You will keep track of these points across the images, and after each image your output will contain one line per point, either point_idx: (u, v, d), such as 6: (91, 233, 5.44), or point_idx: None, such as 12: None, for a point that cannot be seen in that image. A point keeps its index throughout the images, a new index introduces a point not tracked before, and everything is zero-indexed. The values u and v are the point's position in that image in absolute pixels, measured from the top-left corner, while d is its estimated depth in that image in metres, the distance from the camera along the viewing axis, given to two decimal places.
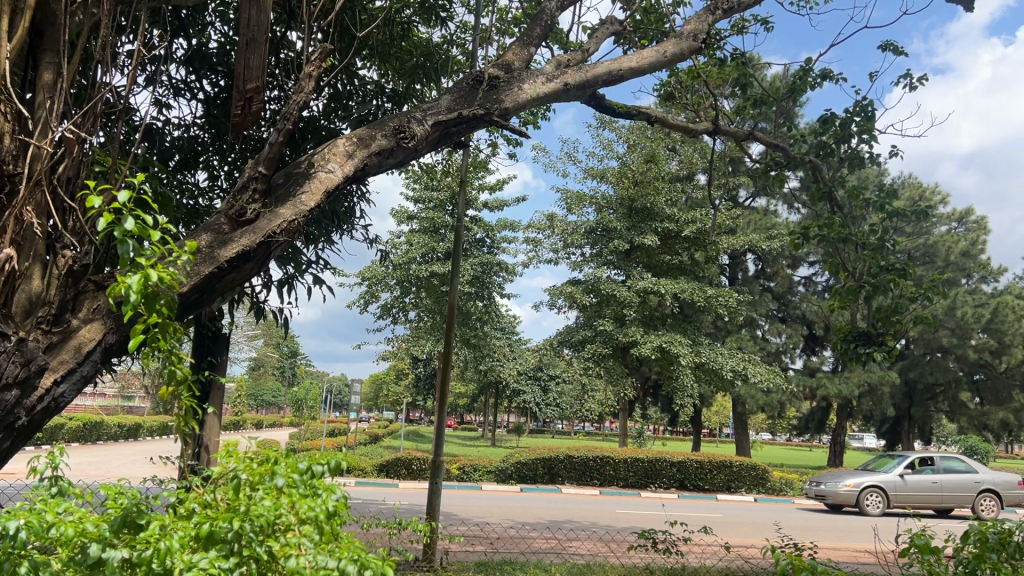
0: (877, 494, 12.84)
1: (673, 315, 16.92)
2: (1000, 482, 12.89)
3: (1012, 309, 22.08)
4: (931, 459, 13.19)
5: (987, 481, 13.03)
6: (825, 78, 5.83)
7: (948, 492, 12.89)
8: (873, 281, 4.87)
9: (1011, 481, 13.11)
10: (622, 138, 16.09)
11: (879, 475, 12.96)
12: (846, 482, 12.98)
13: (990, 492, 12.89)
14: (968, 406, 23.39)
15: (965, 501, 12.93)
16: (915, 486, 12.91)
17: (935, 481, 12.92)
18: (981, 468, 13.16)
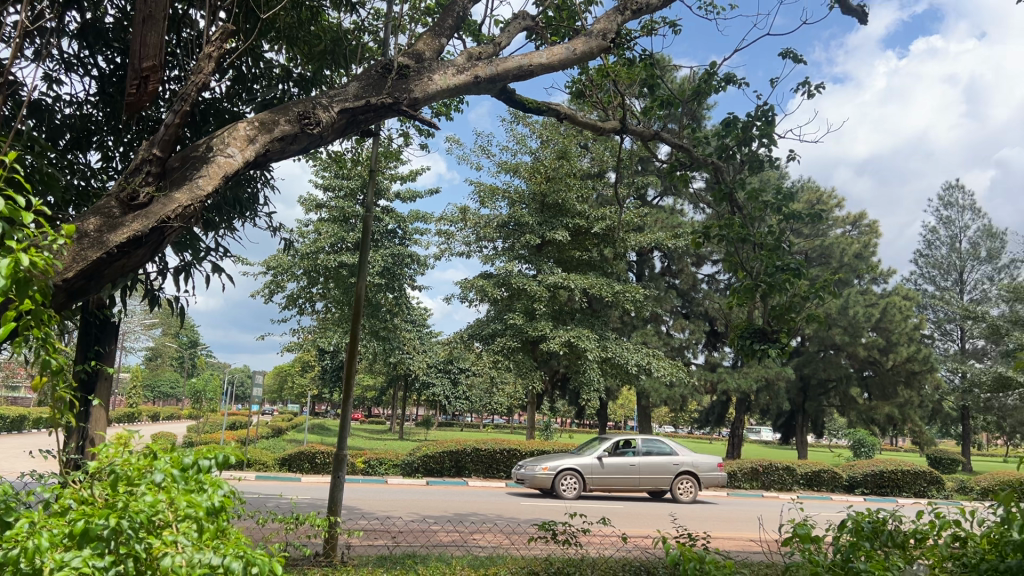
0: (573, 477, 12.21)
1: (581, 310, 17.15)
2: (698, 464, 12.79)
3: (899, 309, 23.30)
4: (634, 442, 12.87)
5: (686, 463, 12.89)
6: (729, 82, 6.01)
7: (646, 474, 12.58)
8: (768, 280, 5.05)
9: (708, 463, 13.04)
10: (535, 134, 16.20)
11: (578, 458, 12.38)
12: (544, 465, 12.24)
13: (687, 474, 12.75)
14: (857, 401, 24.57)
15: (663, 483, 12.66)
16: (611, 469, 12.39)
17: (633, 463, 12.58)
18: (681, 450, 13.01)
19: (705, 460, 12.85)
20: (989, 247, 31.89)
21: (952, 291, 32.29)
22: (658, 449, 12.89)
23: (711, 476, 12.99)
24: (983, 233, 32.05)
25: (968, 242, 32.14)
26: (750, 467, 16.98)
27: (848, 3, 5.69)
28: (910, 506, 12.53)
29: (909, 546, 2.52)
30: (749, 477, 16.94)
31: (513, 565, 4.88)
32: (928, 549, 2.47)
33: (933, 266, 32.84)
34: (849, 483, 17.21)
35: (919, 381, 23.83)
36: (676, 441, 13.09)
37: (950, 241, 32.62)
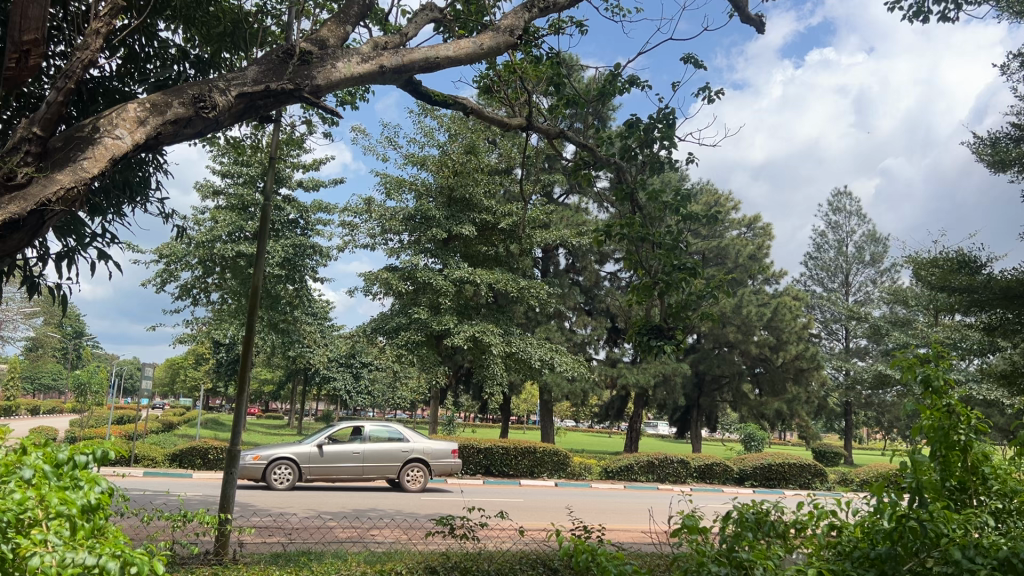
0: (287, 466, 11.53)
1: (486, 305, 17.20)
2: (426, 450, 12.25)
3: (790, 309, 24.34)
4: (362, 429, 12.33)
5: (416, 450, 12.35)
6: (632, 84, 6.12)
7: (372, 461, 12.05)
8: (666, 278, 5.19)
9: (440, 450, 12.61)
10: (443, 127, 16.13)
11: (295, 447, 11.73)
12: (256, 455, 11.47)
13: (416, 461, 12.19)
14: (749, 396, 25.53)
15: (389, 471, 12.11)
16: (331, 457, 11.80)
17: (359, 451, 12.01)
18: (413, 436, 12.43)
19: (434, 448, 12.29)
20: (873, 251, 33.66)
21: (839, 292, 33.92)
22: (389, 435, 12.38)
23: (445, 462, 12.45)
24: (867, 238, 33.80)
25: (854, 246, 33.83)
26: (646, 461, 17.42)
27: (746, 12, 5.89)
28: (793, 497, 13.14)
29: (789, 537, 2.65)
30: (644, 470, 17.38)
31: (411, 559, 4.85)
32: (807, 539, 2.60)
33: (821, 268, 34.41)
34: (739, 475, 17.87)
35: (806, 378, 25.00)
36: (410, 427, 12.51)
37: (837, 245, 34.27)
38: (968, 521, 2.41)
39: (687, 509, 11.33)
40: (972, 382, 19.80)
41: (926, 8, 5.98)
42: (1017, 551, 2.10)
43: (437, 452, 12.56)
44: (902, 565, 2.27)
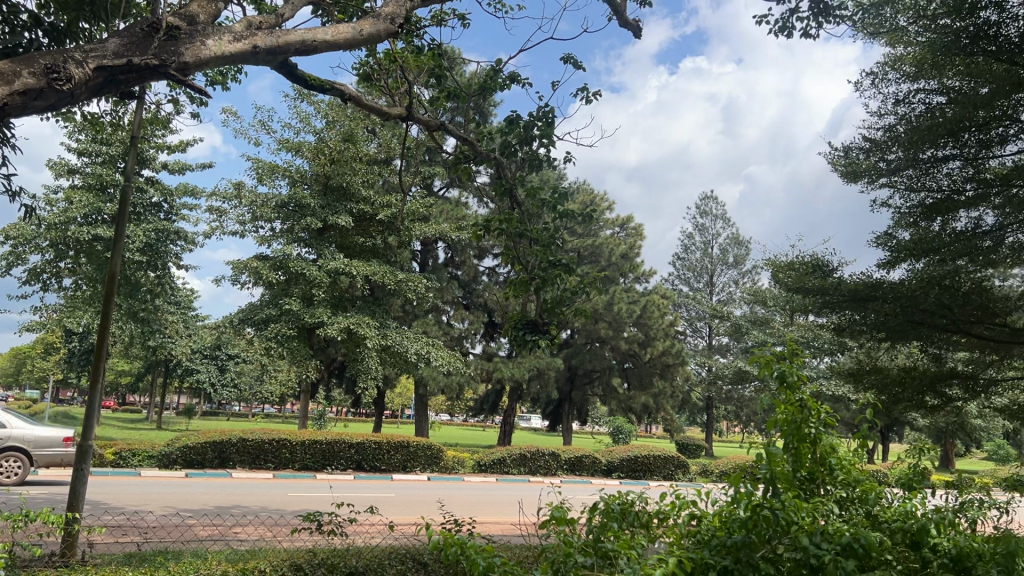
0: None
1: (362, 298, 16.92)
2: (25, 439, 10.91)
3: (658, 307, 25.21)
4: None
5: (13, 437, 11.01)
6: (513, 81, 6.16)
7: None
8: (542, 274, 5.26)
9: (48, 439, 11.34)
10: (320, 113, 15.75)
11: None
12: None
13: (11, 450, 10.86)
14: (618, 390, 26.31)
15: None
16: None
17: None
18: (12, 422, 11.17)
19: (38, 435, 11.06)
20: (736, 254, 35.36)
21: (704, 292, 35.43)
22: None
23: (49, 453, 11.16)
24: (731, 241, 35.49)
25: (719, 248, 35.46)
26: (519, 454, 17.65)
27: (625, 17, 6.03)
28: (655, 487, 13.68)
29: (652, 526, 2.72)
30: (517, 463, 17.60)
31: (276, 557, 4.69)
32: (668, 528, 2.67)
33: (688, 268, 35.82)
34: (607, 467, 18.37)
35: (671, 374, 25.87)
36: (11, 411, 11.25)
37: (703, 246, 35.79)
38: (816, 509, 2.57)
39: (554, 501, 11.55)
40: (821, 378, 21.16)
41: (791, 22, 6.30)
42: (858, 536, 2.27)
43: (42, 441, 11.31)
44: (756, 551, 2.37)
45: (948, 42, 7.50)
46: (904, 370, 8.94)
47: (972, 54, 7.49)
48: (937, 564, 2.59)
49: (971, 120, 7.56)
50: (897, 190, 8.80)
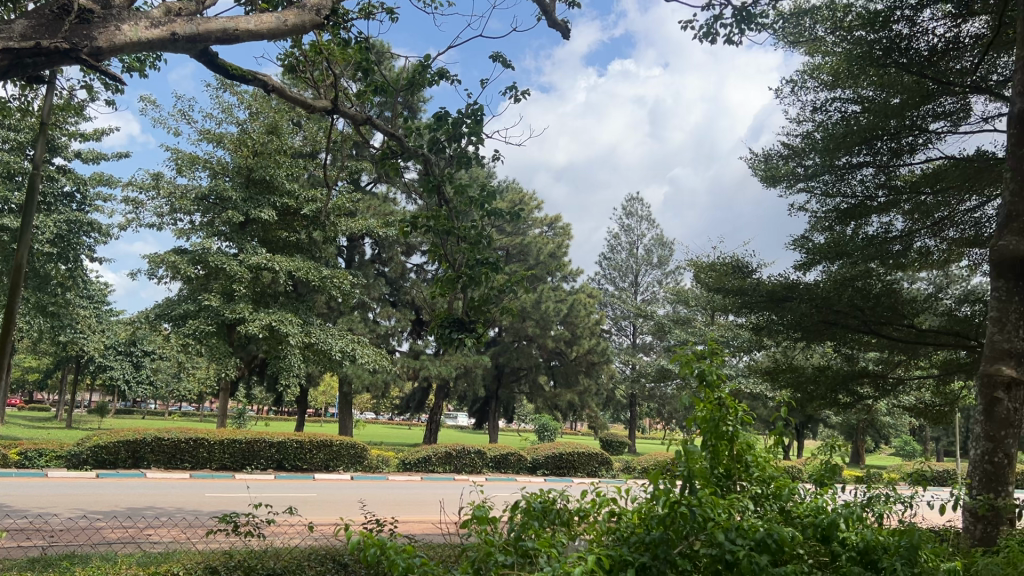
0: None
1: (285, 294, 16.59)
2: None
3: (584, 305, 25.47)
4: None
5: None
6: (441, 77, 6.12)
7: None
8: (468, 272, 5.24)
9: None
10: (243, 104, 15.37)
11: None
12: None
13: None
14: (544, 388, 26.50)
15: None
16: None
17: None
18: None
19: None
20: (660, 254, 35.98)
21: (629, 291, 35.93)
22: None
23: None
24: (656, 241, 36.14)
25: (644, 248, 36.07)
26: (444, 452, 17.60)
27: (554, 17, 6.05)
28: (577, 485, 13.81)
29: (573, 523, 2.73)
30: (441, 461, 17.55)
31: (189, 561, 4.57)
32: (589, 526, 2.68)
33: (614, 268, 36.27)
34: (532, 464, 18.44)
35: (596, 371, 26.62)
36: None
37: (629, 246, 36.35)
38: (732, 505, 2.63)
39: (477, 499, 11.55)
40: (740, 376, 21.72)
41: (715, 29, 6.43)
42: (771, 532, 2.35)
43: None
44: (673, 548, 2.39)
45: (862, 53, 7.74)
46: (818, 369, 9.24)
47: (885, 65, 7.75)
48: (845, 557, 2.70)
49: (883, 129, 7.93)
50: (814, 195, 9.07)
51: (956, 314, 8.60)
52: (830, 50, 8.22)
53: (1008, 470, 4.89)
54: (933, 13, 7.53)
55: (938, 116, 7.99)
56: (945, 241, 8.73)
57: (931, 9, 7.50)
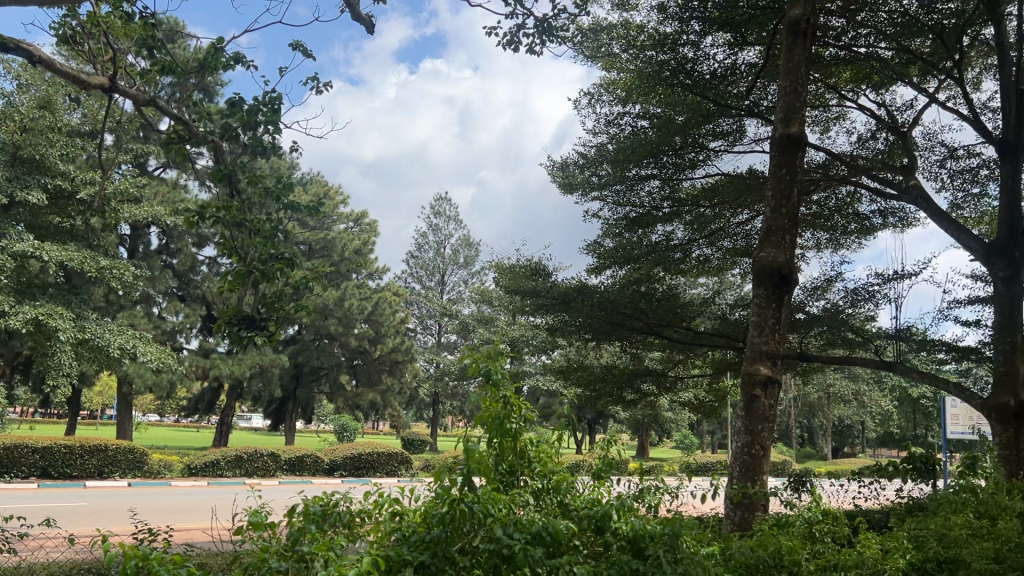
0: None
1: (56, 285, 15.15)
2: None
3: (389, 304, 25.34)
4: None
5: None
6: (237, 61, 5.84)
7: None
8: (261, 267, 5.00)
9: None
10: (9, 73, 13.88)
11: None
12: None
13: None
14: (345, 387, 26.03)
15: None
16: None
17: None
18: None
19: None
20: (466, 254, 36.48)
21: (435, 291, 36.07)
22: None
23: None
24: (462, 242, 36.59)
25: (450, 249, 36.40)
26: (234, 455, 16.84)
27: (357, 11, 5.96)
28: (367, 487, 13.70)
29: (354, 525, 2.67)
30: (231, 465, 16.80)
31: None
32: (371, 526, 2.64)
33: (420, 267, 36.28)
34: (329, 466, 17.98)
35: (400, 370, 26.64)
36: None
37: (436, 246, 36.54)
38: (513, 500, 2.71)
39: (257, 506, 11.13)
40: (538, 374, 22.44)
41: (518, 38, 6.61)
42: (546, 525, 2.44)
43: None
44: (451, 545, 2.41)
45: (652, 72, 8.14)
46: (605, 368, 9.73)
47: (672, 85, 8.26)
48: (617, 546, 2.82)
49: (669, 144, 8.47)
50: (606, 203, 9.48)
51: (728, 317, 9.41)
52: (624, 66, 8.64)
53: (763, 460, 5.35)
54: (715, 40, 8.20)
55: (716, 135, 8.72)
56: (719, 249, 9.54)
57: (713, 36, 8.18)
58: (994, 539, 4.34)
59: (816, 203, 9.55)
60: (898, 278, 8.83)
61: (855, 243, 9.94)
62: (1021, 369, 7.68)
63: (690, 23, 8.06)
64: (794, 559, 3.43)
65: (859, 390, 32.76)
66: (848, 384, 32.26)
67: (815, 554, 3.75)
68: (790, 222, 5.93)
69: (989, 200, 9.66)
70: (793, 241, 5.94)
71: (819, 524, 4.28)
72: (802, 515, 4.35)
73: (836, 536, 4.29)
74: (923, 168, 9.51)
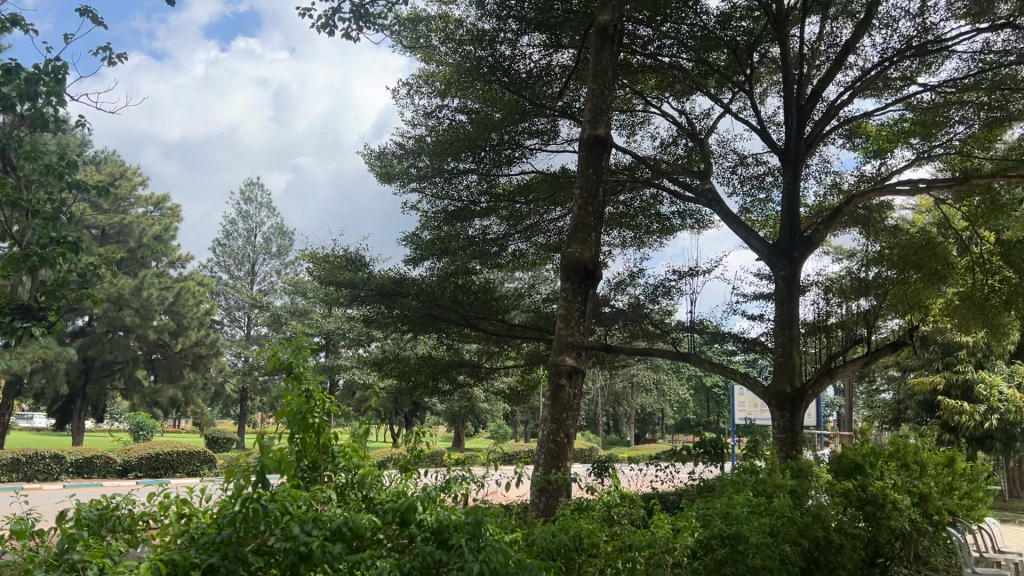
0: None
1: None
2: None
3: (193, 294, 23.98)
4: None
5: None
6: (14, 24, 5.28)
7: None
8: (39, 252, 4.51)
9: None
10: None
11: None
12: None
13: None
14: (142, 383, 24.30)
15: None
16: None
17: None
18: None
19: None
20: (279, 243, 35.20)
21: (244, 281, 34.52)
22: None
23: None
24: (274, 230, 35.27)
25: (261, 237, 34.97)
26: (9, 459, 15.56)
27: None
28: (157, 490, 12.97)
29: (136, 530, 2.51)
30: (6, 469, 15.51)
31: None
32: (155, 530, 2.48)
33: (228, 256, 34.59)
34: (122, 467, 16.84)
35: (203, 364, 25.26)
36: None
37: (246, 234, 34.98)
38: (313, 497, 2.64)
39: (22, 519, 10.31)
40: (353, 367, 22.06)
41: (333, 21, 6.44)
42: (346, 521, 2.40)
43: None
44: (243, 546, 2.31)
45: (470, 67, 8.20)
46: (420, 360, 9.71)
47: (489, 81, 8.36)
48: (420, 537, 2.79)
49: (486, 139, 8.55)
50: (425, 195, 9.44)
51: (541, 310, 9.71)
52: (443, 60, 8.61)
53: (567, 447, 5.55)
54: (531, 40, 8.39)
55: (531, 133, 8.94)
56: (534, 245, 9.80)
57: (529, 36, 8.38)
58: (771, 514, 4.74)
59: (623, 203, 10.02)
60: (693, 275, 9.46)
61: (657, 241, 10.54)
62: (796, 359, 8.46)
63: (507, 21, 8.18)
64: (592, 541, 3.57)
65: (659, 379, 34.86)
66: (651, 374, 34.14)
67: (613, 536, 3.91)
68: (595, 220, 6.18)
69: (773, 205, 10.57)
70: (598, 239, 6.19)
71: (617, 507, 4.49)
72: (602, 499, 4.54)
73: (633, 517, 4.51)
74: (718, 174, 10.23)
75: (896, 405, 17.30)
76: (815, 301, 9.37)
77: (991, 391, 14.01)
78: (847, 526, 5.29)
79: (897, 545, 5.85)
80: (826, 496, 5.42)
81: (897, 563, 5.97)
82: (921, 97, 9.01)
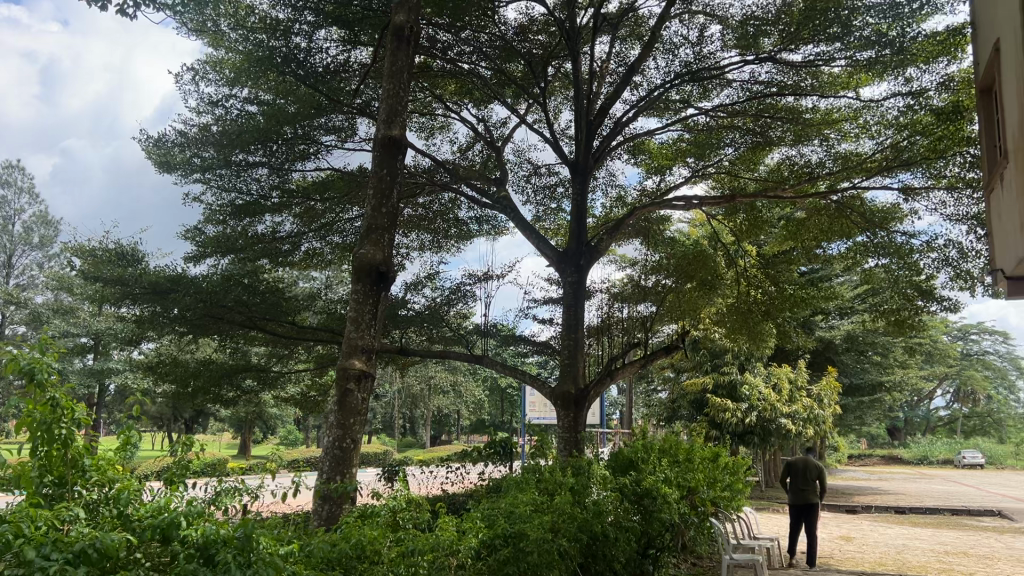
0: None
1: None
2: None
3: None
4: None
5: None
6: None
7: None
8: None
9: None
10: None
11: None
12: None
13: None
14: None
15: None
16: None
17: None
18: None
19: None
20: (43, 234, 32.04)
21: None
22: None
23: None
24: (37, 219, 32.06)
25: (21, 226, 31.63)
26: None
27: None
28: None
29: None
30: None
31: None
32: None
33: None
34: None
35: None
36: None
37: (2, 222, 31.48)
38: (55, 517, 2.38)
39: None
40: (125, 370, 20.46)
41: None
42: (94, 541, 2.19)
43: None
44: None
45: (263, 56, 7.83)
46: (200, 364, 9.13)
47: (283, 72, 8.05)
48: (183, 554, 2.59)
49: (279, 133, 8.20)
50: (209, 188, 8.75)
51: (333, 312, 9.52)
52: (232, 47, 8.16)
53: (353, 454, 5.41)
54: (327, 34, 8.21)
55: (327, 130, 8.74)
56: (329, 244, 9.62)
57: (326, 30, 8.19)
58: (553, 512, 4.90)
59: (421, 206, 9.99)
60: (487, 279, 9.62)
61: (453, 246, 10.62)
62: (581, 361, 8.81)
63: (303, 12, 7.94)
64: (375, 548, 3.49)
65: (456, 380, 35.33)
66: (446, 376, 34.58)
67: (397, 541, 3.83)
68: (389, 221, 6.11)
69: (563, 214, 11.00)
70: (391, 240, 6.13)
71: (403, 511, 4.44)
72: (386, 504, 4.47)
73: (418, 521, 4.47)
74: (512, 181, 10.48)
75: (670, 403, 18.57)
76: (600, 306, 9.85)
77: (752, 390, 15.43)
78: (622, 519, 5.58)
79: (666, 537, 6.24)
80: (603, 492, 5.69)
81: (667, 554, 6.35)
82: (697, 120, 9.67)
